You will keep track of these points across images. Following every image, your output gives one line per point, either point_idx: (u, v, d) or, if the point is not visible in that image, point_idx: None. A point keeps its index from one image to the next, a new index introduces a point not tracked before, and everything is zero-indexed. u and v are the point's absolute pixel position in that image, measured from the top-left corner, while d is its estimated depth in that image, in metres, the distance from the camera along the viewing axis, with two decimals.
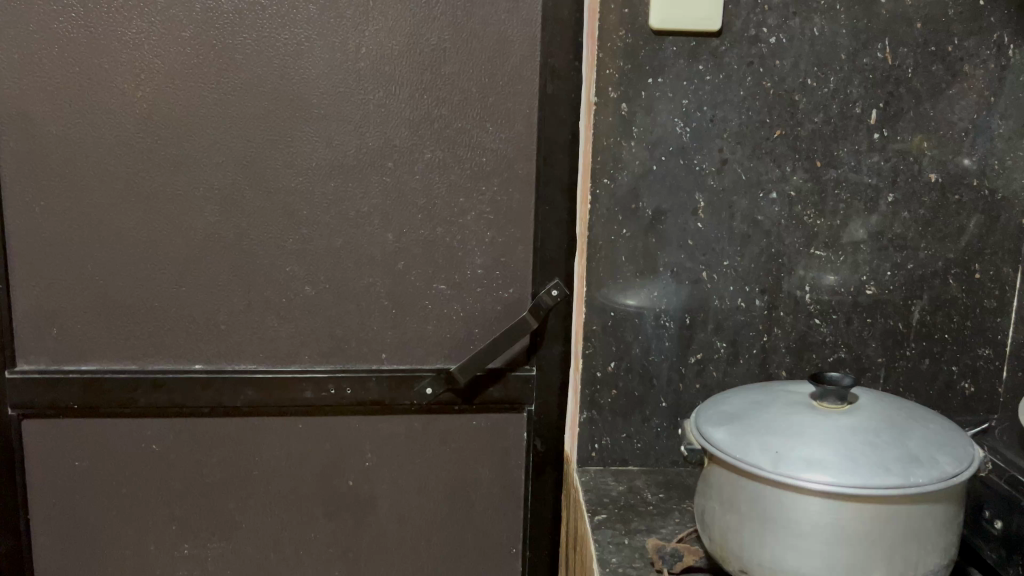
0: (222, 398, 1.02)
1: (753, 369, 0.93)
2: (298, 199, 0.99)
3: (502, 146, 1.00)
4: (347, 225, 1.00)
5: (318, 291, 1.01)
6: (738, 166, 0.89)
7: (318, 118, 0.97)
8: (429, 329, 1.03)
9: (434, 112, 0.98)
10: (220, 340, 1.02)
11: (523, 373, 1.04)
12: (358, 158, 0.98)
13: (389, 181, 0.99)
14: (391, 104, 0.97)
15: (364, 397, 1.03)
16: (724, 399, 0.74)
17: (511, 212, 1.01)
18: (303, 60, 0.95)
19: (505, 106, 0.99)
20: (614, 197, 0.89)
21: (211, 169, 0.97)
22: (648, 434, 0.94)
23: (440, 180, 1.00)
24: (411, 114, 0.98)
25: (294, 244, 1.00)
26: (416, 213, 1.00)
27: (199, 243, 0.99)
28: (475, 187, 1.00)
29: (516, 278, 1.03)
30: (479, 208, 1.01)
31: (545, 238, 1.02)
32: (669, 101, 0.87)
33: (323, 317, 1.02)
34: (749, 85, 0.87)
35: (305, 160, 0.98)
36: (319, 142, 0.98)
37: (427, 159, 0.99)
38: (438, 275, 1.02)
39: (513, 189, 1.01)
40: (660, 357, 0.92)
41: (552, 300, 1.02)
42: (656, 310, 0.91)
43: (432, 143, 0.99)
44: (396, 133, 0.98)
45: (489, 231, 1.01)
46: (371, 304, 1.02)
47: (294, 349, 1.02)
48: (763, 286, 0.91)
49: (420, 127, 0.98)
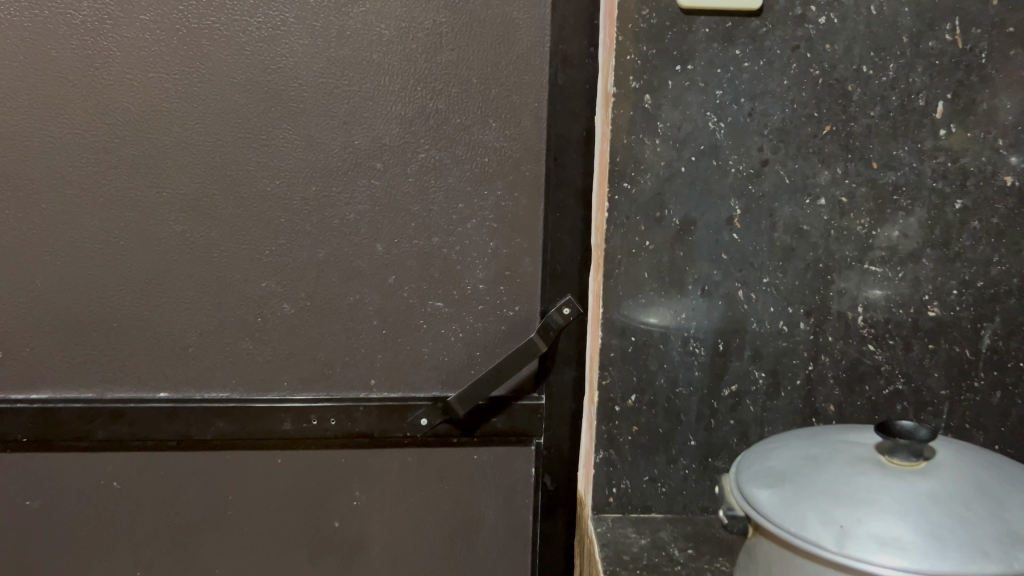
0: (190, 431, 0.90)
1: (797, 403, 0.80)
2: (274, 205, 0.87)
3: (507, 144, 0.87)
4: (331, 235, 0.88)
5: (299, 309, 0.89)
6: (780, 167, 0.76)
7: (297, 113, 0.85)
8: (424, 352, 0.91)
9: (429, 106, 0.86)
10: (188, 366, 0.90)
11: (531, 402, 0.91)
12: (343, 159, 0.86)
13: (379, 185, 0.87)
14: (380, 97, 0.85)
15: (350, 429, 0.91)
16: (773, 451, 0.62)
17: (517, 220, 0.89)
18: (279, 47, 0.83)
19: (510, 99, 0.86)
20: (635, 203, 0.76)
21: (177, 172, 0.85)
22: (674, 477, 0.81)
23: (436, 184, 0.87)
24: (403, 108, 0.85)
25: (271, 256, 0.88)
26: (409, 221, 0.88)
27: (164, 256, 0.87)
28: (476, 192, 0.88)
29: (523, 294, 0.91)
30: (480, 215, 0.88)
31: (556, 249, 0.89)
32: (700, 92, 0.75)
33: (304, 338, 0.90)
34: (794, 72, 0.75)
35: (283, 161, 0.86)
36: (299, 140, 0.86)
37: (422, 160, 0.87)
38: (435, 291, 0.90)
39: (520, 193, 0.88)
40: (688, 390, 0.79)
41: (564, 320, 0.89)
42: (684, 335, 0.79)
43: (427, 141, 0.86)
44: (386, 130, 0.86)
45: (491, 241, 0.89)
46: (359, 324, 0.90)
47: (272, 374, 0.91)
48: (809, 306, 0.78)
49: (413, 123, 0.86)
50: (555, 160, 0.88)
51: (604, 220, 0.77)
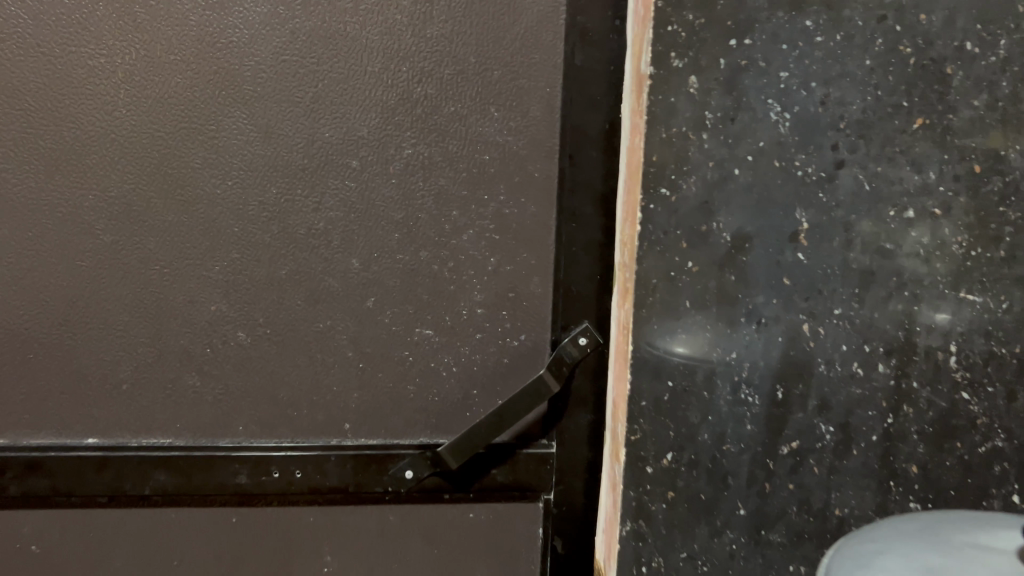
0: (124, 485, 0.73)
1: (873, 464, 0.64)
2: (225, 211, 0.71)
3: (513, 138, 0.71)
4: (295, 249, 0.72)
5: (256, 338, 0.73)
6: (858, 169, 0.60)
7: (252, 98, 0.69)
8: (409, 390, 0.75)
9: (417, 90, 0.69)
10: (121, 407, 0.73)
11: (540, 450, 0.76)
12: (309, 155, 0.70)
13: (354, 187, 0.71)
14: (355, 78, 0.69)
15: (318, 484, 0.75)
16: (877, 557, 0.46)
17: (524, 232, 0.73)
18: (230, 16, 0.67)
19: (516, 83, 0.70)
20: (675, 214, 0.60)
21: (104, 169, 0.69)
22: (719, 554, 0.65)
23: (425, 187, 0.71)
24: (384, 93, 0.69)
25: (222, 274, 0.72)
26: (392, 231, 0.72)
27: (89, 273, 0.71)
28: (474, 196, 0.72)
29: (529, 321, 0.75)
30: (479, 225, 0.72)
31: (571, 266, 0.74)
32: (760, 74, 0.59)
33: (262, 374, 0.74)
34: (879, 50, 0.59)
35: (235, 158, 0.70)
36: (255, 132, 0.69)
37: (407, 157, 0.71)
38: (424, 317, 0.74)
39: (526, 198, 0.72)
40: (738, 447, 0.64)
41: (579, 352, 0.73)
42: (734, 380, 0.63)
43: (414, 133, 0.70)
44: (363, 119, 0.70)
45: (492, 256, 0.73)
46: (329, 357, 0.74)
47: (223, 417, 0.74)
48: (889, 344, 0.63)
49: (396, 111, 0.70)
50: (571, 157, 0.72)
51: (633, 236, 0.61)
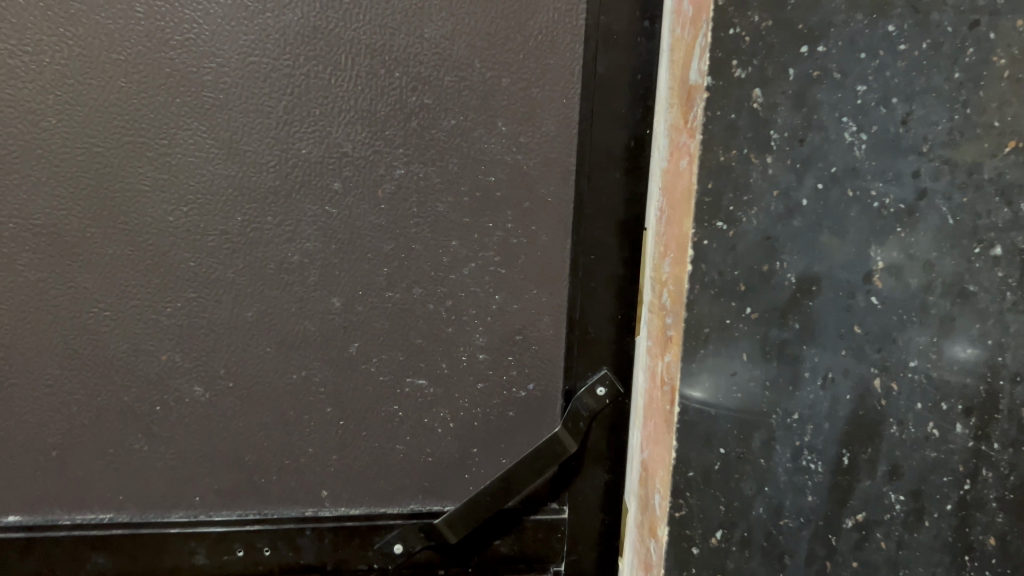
0: (54, 568, 0.62)
1: (961, 555, 0.49)
2: (178, 242, 0.59)
3: (522, 156, 0.61)
4: (264, 286, 0.60)
5: (215, 393, 0.61)
6: (942, 196, 0.47)
7: (213, 107, 0.57)
8: (397, 450, 0.64)
9: (411, 100, 0.59)
10: (50, 477, 0.61)
11: (549, 517, 0.65)
12: (282, 174, 0.59)
13: (335, 214, 0.60)
14: (338, 85, 0.58)
15: (290, 561, 0.64)
16: None
17: (535, 266, 0.63)
18: (185, 7, 0.55)
19: (527, 92, 0.60)
20: (734, 252, 0.51)
21: (29, 192, 0.57)
22: None
23: (420, 213, 0.61)
24: (372, 102, 0.58)
25: (174, 317, 0.60)
26: (380, 265, 0.61)
27: (11, 317, 0.58)
28: (477, 224, 0.61)
29: (539, 368, 0.64)
30: (481, 258, 0.62)
31: (586, 306, 0.64)
32: (835, 87, 0.49)
33: (222, 434, 0.62)
34: (971, 59, 0.45)
35: (192, 178, 0.58)
36: (217, 147, 0.58)
37: (399, 178, 0.60)
38: (416, 365, 0.63)
39: (538, 226, 0.62)
40: (797, 522, 0.54)
41: (598, 403, 0.64)
42: (795, 445, 0.53)
43: (407, 151, 0.60)
44: (346, 133, 0.59)
45: (497, 293, 0.63)
46: (303, 413, 0.62)
47: (174, 487, 0.62)
48: (998, 410, 0.47)
49: (387, 125, 0.59)
50: (589, 179, 0.62)
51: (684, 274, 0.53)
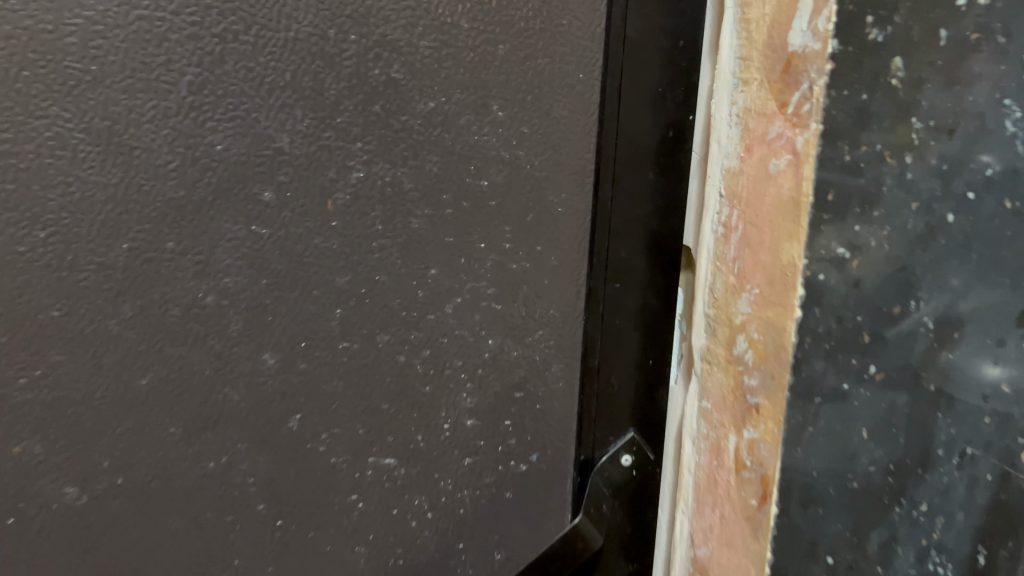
0: None
1: None
2: (35, 285, 0.40)
3: (525, 152, 0.45)
4: (164, 341, 0.42)
5: (96, 496, 0.43)
6: None
7: (81, 85, 0.38)
8: (357, 556, 0.47)
9: (373, 73, 0.42)
10: None
11: None
12: (187, 181, 0.41)
13: (266, 235, 0.42)
14: (267, 50, 0.40)
15: None
16: None
17: (542, 301, 0.47)
18: None
19: (532, 65, 0.43)
20: (855, 290, 0.36)
21: None
22: None
23: (387, 232, 0.44)
24: (318, 76, 0.41)
25: (32, 392, 0.41)
26: (331, 305, 0.44)
27: None
28: (464, 247, 0.45)
29: (544, 433, 0.48)
30: (469, 291, 0.46)
31: (609, 350, 0.48)
32: (999, 56, 0.31)
33: (107, 552, 0.43)
34: None
35: (52, 191, 0.39)
36: (89, 144, 0.39)
37: (357, 184, 0.43)
38: (381, 441, 0.46)
39: (545, 246, 0.46)
40: None
41: (622, 477, 0.50)
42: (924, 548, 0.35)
43: (366, 145, 0.42)
44: (280, 120, 0.41)
45: (491, 337, 0.46)
46: (225, 515, 0.44)
47: None
48: None
49: (338, 109, 0.42)
50: (614, 181, 0.46)
51: (786, 332, 0.38)
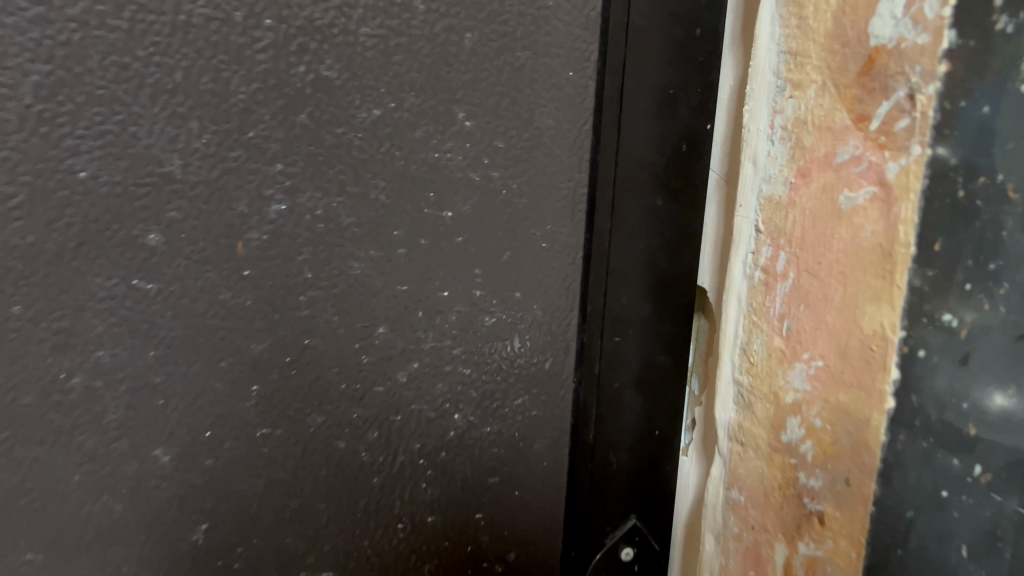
0: None
1: None
2: None
3: (499, 173, 0.35)
4: (12, 442, 0.30)
5: None
6: None
7: None
8: None
9: (298, 69, 0.31)
10: None
11: None
12: (37, 221, 0.29)
13: (156, 293, 0.31)
14: (150, 38, 0.29)
15: None
16: None
17: (522, 364, 0.37)
18: None
19: (506, 60, 0.34)
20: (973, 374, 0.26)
21: None
22: None
23: (319, 281, 0.33)
24: (221, 75, 0.30)
25: None
26: (247, 380, 0.33)
27: None
28: (420, 297, 0.35)
29: (526, 523, 0.39)
30: (425, 356, 0.36)
31: (605, 416, 0.39)
32: None
33: None
34: None
35: None
36: None
37: (277, 220, 0.32)
38: (316, 550, 0.36)
39: (524, 291, 0.37)
40: None
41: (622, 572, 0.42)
42: None
43: (290, 168, 0.32)
44: (169, 133, 0.30)
45: (458, 412, 0.37)
46: None
47: None
48: None
49: (250, 120, 0.31)
50: (614, 210, 0.37)
51: (875, 431, 0.29)
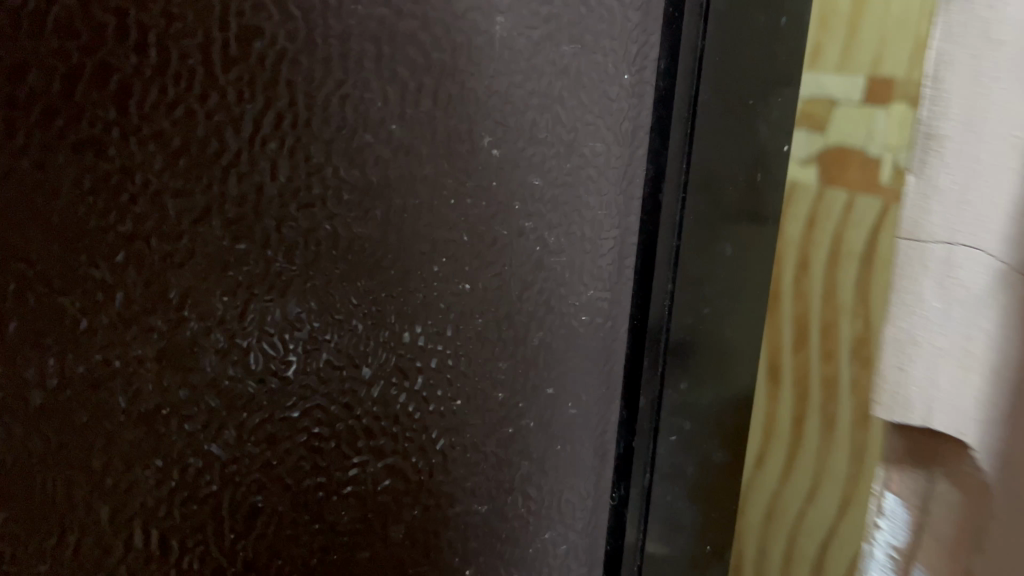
0: None
1: None
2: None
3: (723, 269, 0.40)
4: None
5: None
6: None
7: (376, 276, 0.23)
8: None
9: (243, 123, 0.32)
10: None
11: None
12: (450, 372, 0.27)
13: (45, 391, 0.31)
14: (32, 89, 0.28)
15: None
16: None
17: (551, 458, 0.44)
18: None
19: (442, 99, 0.36)
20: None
21: None
22: None
23: (314, 391, 0.36)
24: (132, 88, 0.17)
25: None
26: (159, 485, 0.33)
27: None
28: (415, 417, 0.39)
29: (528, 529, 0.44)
30: (399, 557, 0.40)
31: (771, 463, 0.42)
32: None
33: None
34: None
35: None
36: None
37: (182, 316, 0.32)
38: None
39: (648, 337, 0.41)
40: None
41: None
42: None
43: (186, 244, 0.32)
44: (70, 186, 0.30)
45: (468, 564, 0.42)
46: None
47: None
48: None
49: None
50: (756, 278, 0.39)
51: None
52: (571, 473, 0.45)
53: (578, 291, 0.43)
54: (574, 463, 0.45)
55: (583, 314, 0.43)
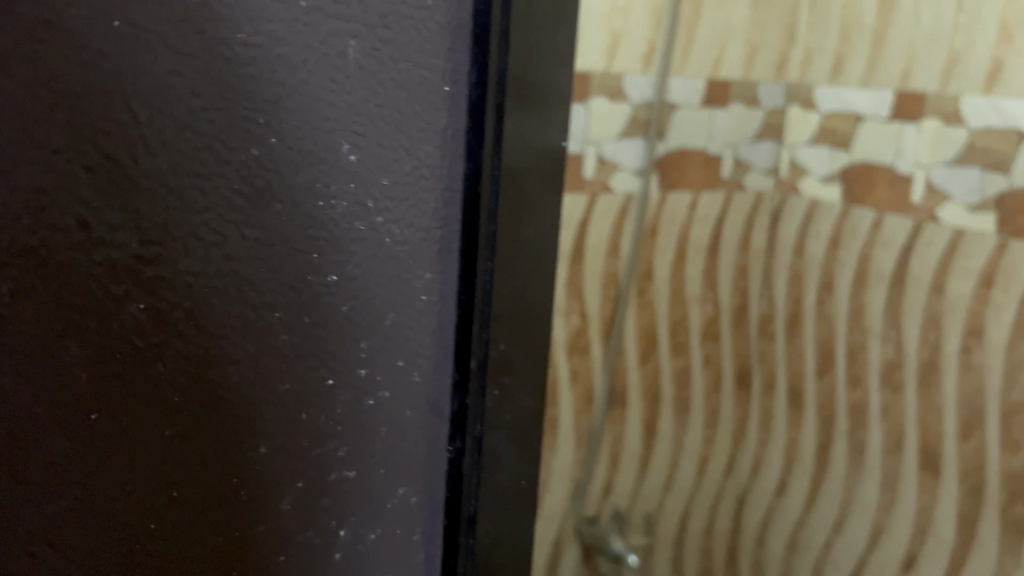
0: None
1: None
2: None
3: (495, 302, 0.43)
4: None
5: None
6: None
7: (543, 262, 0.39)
8: None
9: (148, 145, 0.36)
10: None
11: None
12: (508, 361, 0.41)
13: None
14: None
15: None
16: None
17: (401, 428, 0.48)
18: None
19: (299, 113, 0.40)
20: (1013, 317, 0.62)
21: None
22: None
23: (219, 385, 0.40)
24: None
25: None
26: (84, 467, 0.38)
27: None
28: (298, 406, 0.44)
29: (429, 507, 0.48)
30: (287, 526, 0.45)
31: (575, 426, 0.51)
32: None
33: None
34: None
35: None
36: None
37: (101, 314, 0.37)
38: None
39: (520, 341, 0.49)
40: None
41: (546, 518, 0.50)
42: None
43: (104, 254, 0.36)
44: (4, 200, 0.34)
45: (341, 528, 0.47)
46: None
47: None
48: None
49: None
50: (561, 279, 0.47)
51: None
52: (418, 437, 0.49)
53: (419, 274, 0.47)
54: (418, 430, 0.49)
55: (423, 295, 0.48)
